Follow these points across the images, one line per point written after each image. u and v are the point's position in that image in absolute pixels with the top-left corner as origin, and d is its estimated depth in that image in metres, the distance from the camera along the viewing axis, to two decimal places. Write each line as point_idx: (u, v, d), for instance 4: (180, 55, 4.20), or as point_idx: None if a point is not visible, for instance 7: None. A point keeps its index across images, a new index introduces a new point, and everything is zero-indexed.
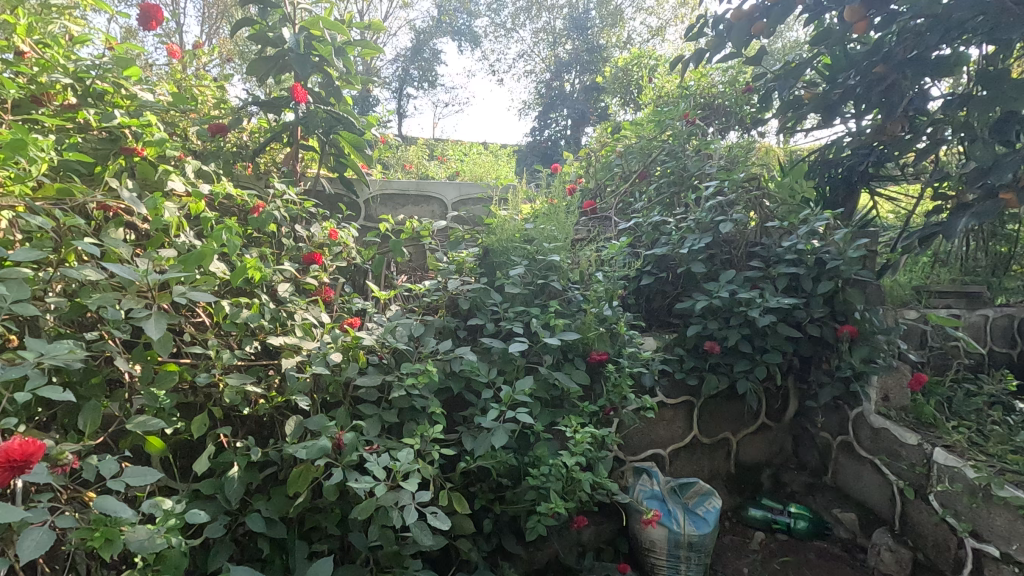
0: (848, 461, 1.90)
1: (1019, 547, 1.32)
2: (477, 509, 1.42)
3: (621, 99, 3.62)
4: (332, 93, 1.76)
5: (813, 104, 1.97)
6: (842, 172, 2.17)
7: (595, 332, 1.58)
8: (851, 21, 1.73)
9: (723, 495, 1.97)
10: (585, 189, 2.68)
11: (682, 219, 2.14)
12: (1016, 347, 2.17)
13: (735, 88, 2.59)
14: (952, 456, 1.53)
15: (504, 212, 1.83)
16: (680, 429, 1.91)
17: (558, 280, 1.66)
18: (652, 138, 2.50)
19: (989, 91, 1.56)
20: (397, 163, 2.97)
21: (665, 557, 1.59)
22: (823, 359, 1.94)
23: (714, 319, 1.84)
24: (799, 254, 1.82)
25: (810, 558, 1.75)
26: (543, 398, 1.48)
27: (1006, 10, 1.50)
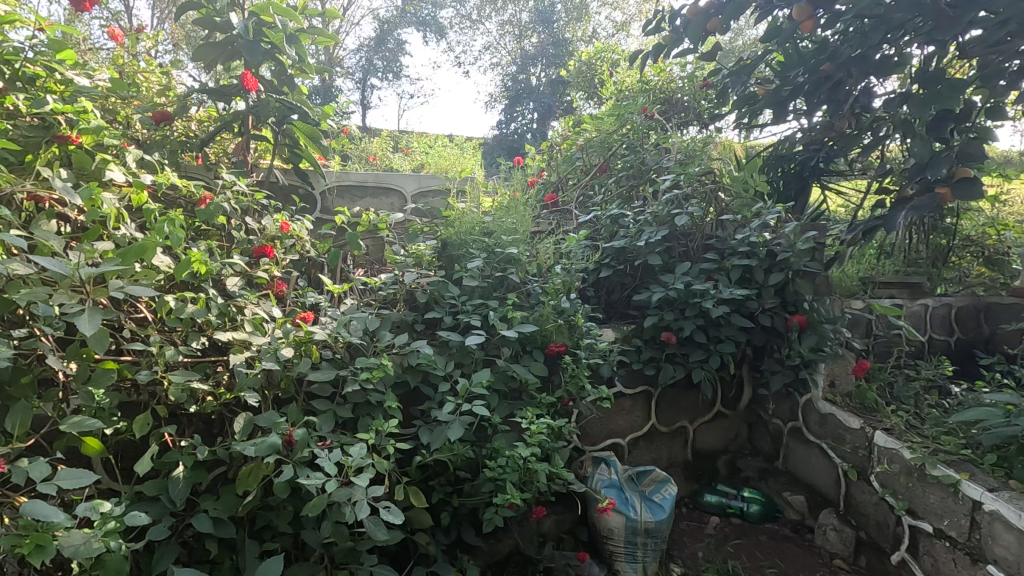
0: (798, 446, 1.97)
1: (950, 522, 1.39)
2: (435, 502, 1.42)
3: (584, 93, 3.64)
4: (286, 82, 1.72)
5: (766, 99, 2.04)
6: (794, 168, 2.24)
7: (552, 324, 1.58)
8: (799, 19, 1.79)
9: (680, 482, 2.03)
10: (547, 182, 2.69)
11: (641, 212, 2.17)
12: (955, 336, 2.25)
13: (694, 83, 2.64)
14: (891, 438, 1.59)
15: (463, 205, 1.83)
16: (638, 419, 1.96)
17: (517, 273, 1.66)
18: (613, 132, 2.53)
19: (927, 90, 1.63)
20: (359, 155, 2.92)
21: (623, 545, 1.62)
22: (774, 349, 2.00)
23: (670, 310, 1.87)
24: (752, 247, 1.88)
25: (761, 540, 1.81)
26: (501, 390, 1.49)
27: (942, 13, 1.52)
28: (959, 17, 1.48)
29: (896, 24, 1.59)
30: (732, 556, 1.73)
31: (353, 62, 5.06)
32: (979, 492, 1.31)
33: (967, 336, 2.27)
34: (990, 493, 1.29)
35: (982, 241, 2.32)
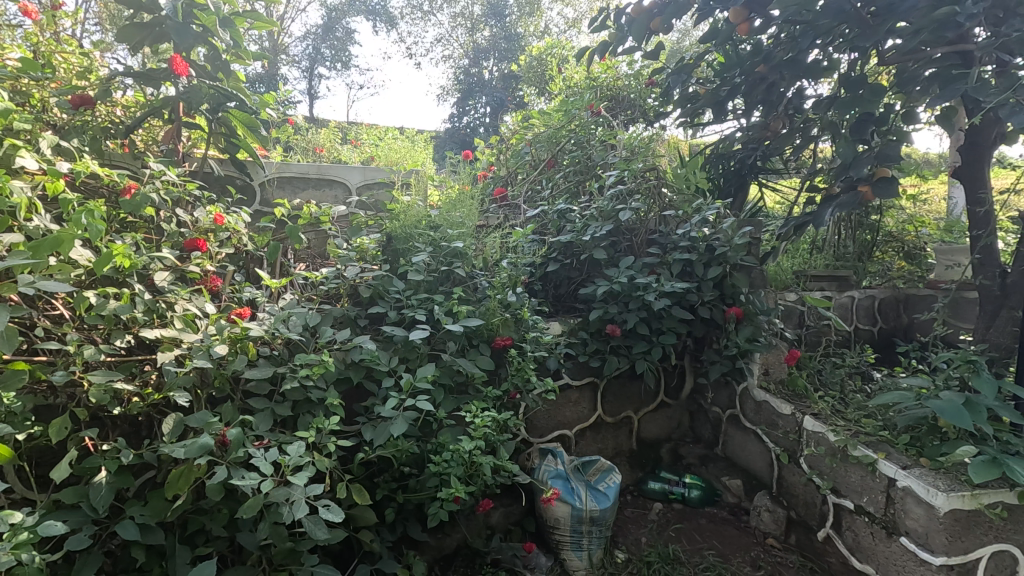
0: (736, 433, 2.06)
1: (868, 499, 1.49)
2: (380, 499, 1.40)
3: (535, 88, 3.67)
4: (220, 67, 1.64)
5: (706, 100, 2.14)
6: (734, 165, 2.33)
7: (499, 318, 1.59)
8: (736, 22, 1.85)
9: (625, 471, 2.08)
10: (496, 177, 2.69)
11: (587, 208, 2.21)
12: (877, 325, 2.40)
13: (639, 81, 2.70)
14: (818, 422, 1.68)
15: (408, 198, 1.80)
16: (585, 410, 2.00)
17: (463, 267, 1.66)
18: (561, 127, 2.55)
19: (850, 93, 1.72)
20: (304, 147, 2.83)
21: (568, 534, 1.65)
22: (713, 340, 2.08)
23: (614, 304, 1.91)
24: (692, 242, 1.94)
25: (701, 523, 1.89)
26: (446, 384, 1.48)
27: (864, 21, 1.60)
28: (879, 25, 1.56)
29: (822, 30, 1.67)
30: (673, 540, 1.79)
31: (298, 49, 4.87)
32: (893, 470, 1.41)
33: (888, 325, 2.43)
34: (904, 470, 1.39)
35: (901, 236, 2.49)
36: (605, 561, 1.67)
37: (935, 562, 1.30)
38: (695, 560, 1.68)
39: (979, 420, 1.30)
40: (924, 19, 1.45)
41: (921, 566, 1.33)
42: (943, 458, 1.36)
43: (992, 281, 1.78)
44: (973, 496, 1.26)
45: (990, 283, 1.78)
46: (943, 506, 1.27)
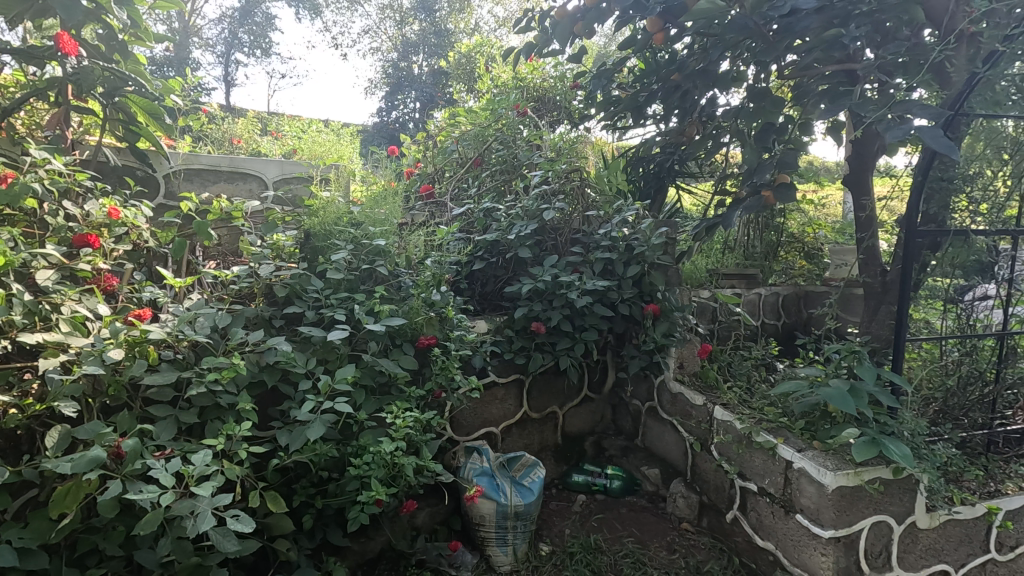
0: (654, 424, 2.15)
1: (769, 480, 1.60)
2: (298, 506, 1.35)
3: (464, 84, 3.65)
4: (117, 49, 1.53)
5: (625, 105, 2.22)
6: (654, 169, 2.45)
7: (422, 317, 1.58)
8: (652, 31, 1.92)
9: (551, 465, 2.13)
10: (423, 174, 2.66)
11: (513, 207, 2.23)
12: (781, 320, 2.57)
13: (563, 84, 2.76)
14: (727, 411, 1.79)
15: (328, 194, 1.74)
16: (511, 407, 2.03)
17: (385, 266, 1.62)
18: (487, 126, 2.55)
19: (757, 104, 1.84)
20: (220, 137, 2.65)
21: (493, 530, 1.67)
22: (633, 336, 2.16)
23: (539, 301, 1.94)
24: (613, 241, 2.01)
25: (622, 512, 1.96)
26: (367, 385, 1.45)
27: (765, 38, 1.71)
28: (779, 42, 1.67)
29: (730, 44, 1.77)
30: (595, 530, 1.86)
31: (212, 32, 4.59)
32: (790, 454, 1.53)
33: (790, 319, 2.60)
34: (799, 452, 1.51)
35: (802, 238, 2.69)
36: (530, 555, 1.71)
37: (824, 536, 1.42)
38: (615, 548, 1.75)
39: (861, 405, 1.43)
40: (816, 39, 1.58)
41: (814, 539, 1.46)
42: (831, 440, 1.49)
43: (874, 278, 1.98)
44: (856, 473, 1.39)
45: (873, 281, 1.98)
46: (832, 483, 1.39)
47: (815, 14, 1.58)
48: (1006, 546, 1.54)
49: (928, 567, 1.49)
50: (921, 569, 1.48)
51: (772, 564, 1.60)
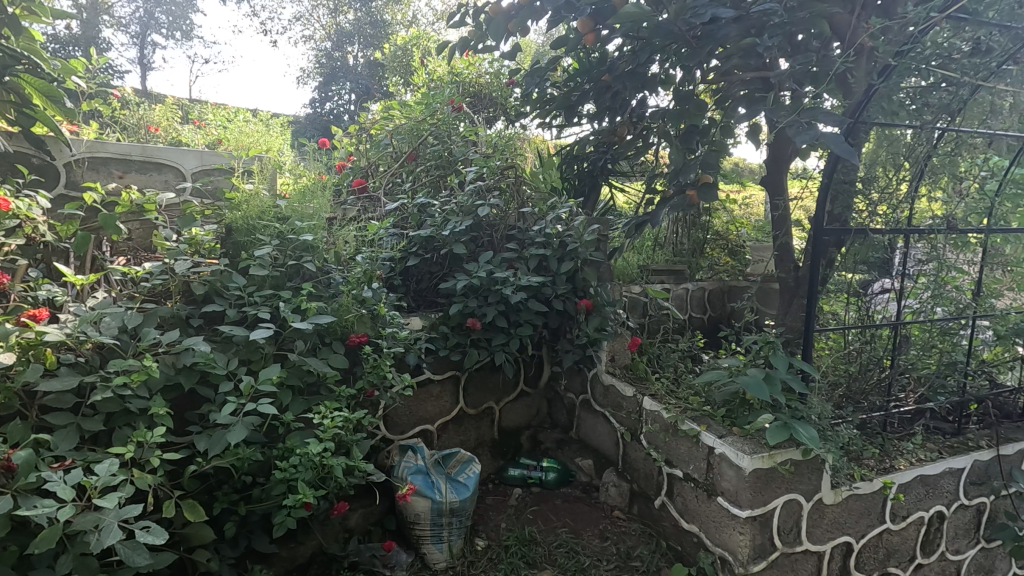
0: (587, 416, 2.21)
1: (693, 466, 1.68)
2: (219, 514, 1.29)
3: (400, 77, 3.59)
4: (7, 24, 1.39)
5: (558, 104, 2.27)
6: (587, 167, 2.50)
7: (353, 314, 1.54)
8: (583, 31, 1.96)
9: (487, 460, 2.15)
10: (355, 167, 2.60)
11: (448, 202, 2.22)
12: (707, 314, 2.70)
13: (499, 80, 2.79)
14: (655, 401, 1.86)
15: (251, 187, 1.66)
16: (447, 404, 2.03)
17: (313, 262, 1.57)
18: (422, 121, 2.53)
19: (681, 106, 1.94)
20: (136, 124, 2.47)
21: (428, 527, 1.66)
22: (567, 330, 2.20)
23: (474, 298, 1.94)
24: (547, 238, 2.04)
25: (556, 504, 2.00)
26: (294, 386, 1.40)
27: (689, 42, 1.78)
28: (702, 47, 1.75)
29: (657, 48, 1.84)
30: (530, 522, 1.89)
31: (126, 11, 4.27)
32: (712, 440, 1.61)
33: (715, 313, 2.73)
34: (720, 438, 1.59)
35: (726, 236, 2.81)
36: (465, 550, 1.72)
37: (742, 515, 1.51)
38: (549, 538, 1.79)
39: (774, 392, 1.54)
40: (734, 47, 1.68)
41: (732, 520, 1.54)
42: (748, 425, 1.59)
43: (787, 273, 2.12)
44: (769, 456, 1.49)
45: (786, 276, 2.12)
46: (748, 466, 1.48)
47: (733, 23, 1.67)
48: (899, 516, 1.70)
49: (834, 539, 1.62)
50: (827, 542, 1.61)
51: (696, 545, 1.68)
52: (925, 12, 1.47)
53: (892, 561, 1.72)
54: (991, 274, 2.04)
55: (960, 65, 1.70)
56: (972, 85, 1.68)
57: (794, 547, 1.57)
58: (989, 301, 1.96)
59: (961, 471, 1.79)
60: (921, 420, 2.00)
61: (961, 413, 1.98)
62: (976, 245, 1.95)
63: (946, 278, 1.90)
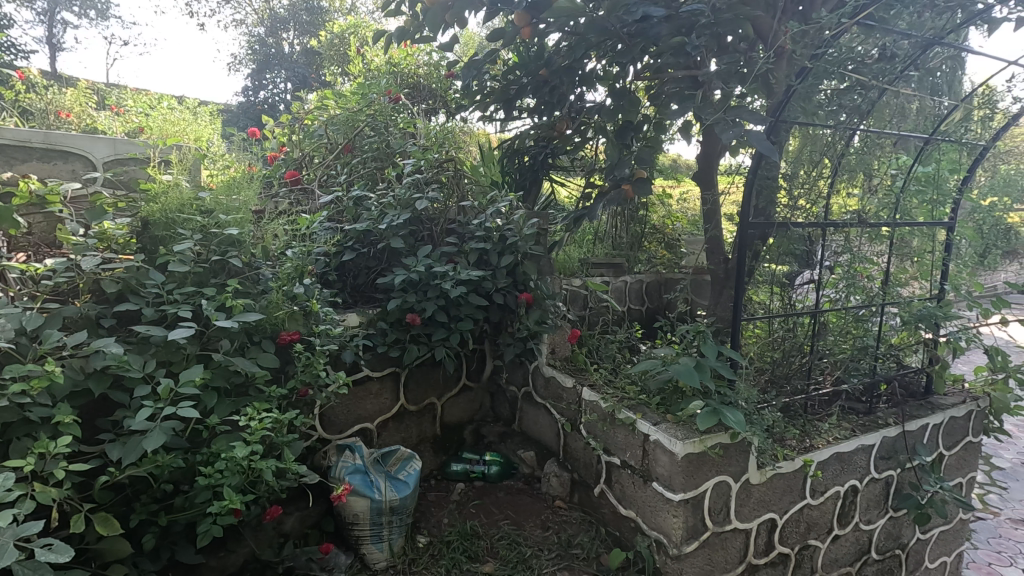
0: (529, 409, 2.23)
1: (630, 453, 1.73)
2: (137, 526, 1.21)
3: (336, 66, 3.49)
4: None
5: (496, 97, 2.28)
6: (529, 161, 2.49)
7: (283, 311, 1.48)
8: (519, 25, 1.96)
9: (429, 456, 2.13)
10: (288, 159, 2.49)
11: (385, 196, 2.17)
12: (645, 305, 2.74)
13: (439, 72, 2.76)
14: (593, 392, 1.90)
15: (169, 177, 1.55)
16: (386, 401, 1.99)
17: (240, 257, 1.49)
18: (357, 112, 2.46)
19: (616, 102, 1.99)
20: (42, 109, 2.27)
21: (368, 527, 1.63)
22: (508, 324, 2.21)
23: (412, 293, 1.90)
24: (487, 231, 2.04)
25: (499, 497, 2.01)
26: (220, 387, 1.33)
27: (623, 37, 1.80)
28: (636, 44, 1.78)
29: (592, 43, 1.87)
30: (472, 517, 1.89)
31: None
32: (647, 427, 1.66)
33: (652, 305, 2.77)
34: (654, 425, 1.64)
35: (662, 229, 2.90)
36: (406, 548, 1.70)
37: (675, 499, 1.57)
38: (491, 532, 1.80)
39: (705, 378, 1.60)
40: (665, 45, 1.73)
41: (667, 503, 1.60)
42: (681, 412, 1.65)
43: (718, 265, 2.21)
44: (700, 441, 1.55)
45: (717, 268, 2.21)
46: (681, 451, 1.53)
47: (664, 22, 1.72)
48: (818, 492, 1.82)
49: (759, 517, 1.71)
50: (754, 520, 1.70)
51: (633, 530, 1.73)
52: (837, 17, 1.54)
53: (812, 534, 1.84)
54: (898, 264, 2.21)
55: (871, 70, 1.81)
56: (880, 88, 1.82)
57: (723, 526, 1.64)
58: (896, 290, 2.11)
59: (872, 447, 1.93)
60: (837, 401, 2.14)
61: (872, 393, 2.13)
62: (886, 238, 2.10)
63: (859, 269, 2.04)
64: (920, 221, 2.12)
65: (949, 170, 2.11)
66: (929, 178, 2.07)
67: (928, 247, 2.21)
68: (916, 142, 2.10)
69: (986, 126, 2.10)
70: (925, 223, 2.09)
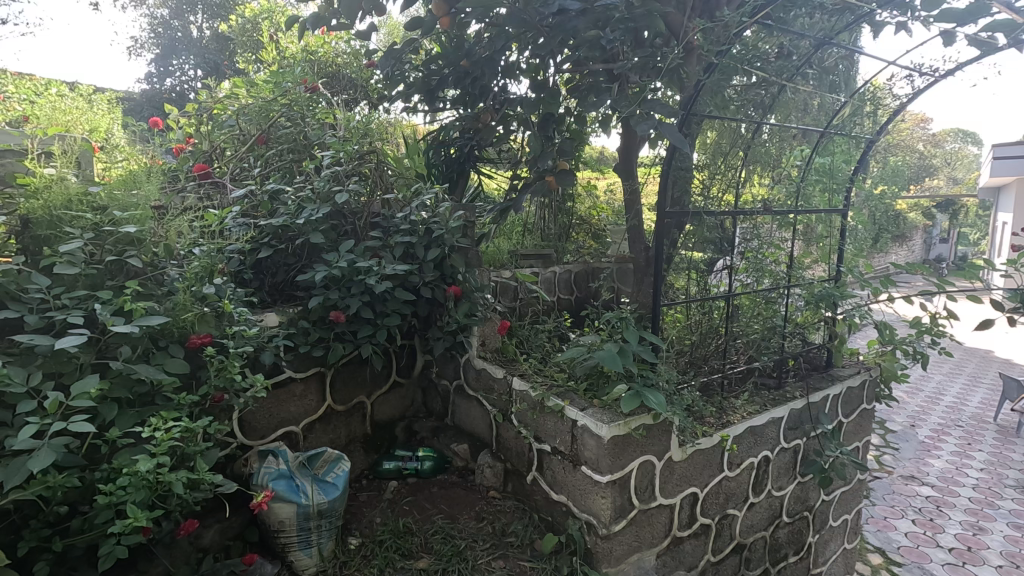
0: (461, 402, 2.22)
1: (559, 439, 1.77)
2: (28, 554, 1.11)
3: (249, 53, 3.31)
4: None
5: (417, 86, 2.24)
6: (455, 154, 2.47)
7: (191, 313, 1.39)
8: (437, 14, 1.94)
9: (360, 456, 2.09)
10: (196, 151, 2.32)
11: (303, 189, 2.08)
12: (574, 294, 2.80)
13: (359, 61, 2.69)
14: (523, 381, 1.92)
15: (52, 170, 1.41)
16: (311, 402, 1.92)
17: (139, 256, 1.38)
18: (271, 102, 2.33)
19: (538, 94, 2.00)
20: None
21: (295, 533, 1.58)
22: (438, 318, 2.19)
23: (335, 289, 1.84)
24: (412, 225, 2.01)
25: (432, 492, 2.00)
26: (121, 398, 1.23)
27: (541, 28, 1.82)
28: (555, 35, 1.80)
29: (511, 36, 1.87)
30: (405, 514, 1.87)
31: None
32: (575, 413, 1.70)
33: (581, 293, 2.84)
34: (582, 411, 1.69)
35: (589, 221, 2.97)
36: (337, 551, 1.66)
37: (603, 481, 1.62)
38: (424, 527, 1.79)
39: (627, 363, 1.66)
40: (582, 38, 1.77)
41: (595, 485, 1.65)
42: (606, 396, 1.70)
43: (639, 254, 2.30)
44: (625, 423, 1.61)
45: (638, 256, 2.30)
46: (607, 434, 1.59)
47: (581, 15, 1.75)
48: (734, 464, 1.94)
49: (682, 491, 1.80)
50: (677, 494, 1.79)
51: (565, 514, 1.77)
52: (738, 16, 1.63)
53: (730, 504, 1.97)
54: (803, 248, 2.38)
55: (771, 67, 1.96)
56: (778, 85, 1.97)
57: (649, 503, 1.72)
58: (799, 273, 2.28)
59: (781, 419, 2.08)
60: (751, 378, 2.28)
61: (781, 369, 2.29)
62: (790, 225, 2.26)
63: (766, 254, 2.18)
64: (820, 207, 2.29)
65: (843, 161, 2.29)
66: (826, 168, 2.24)
67: (827, 232, 2.39)
68: (814, 135, 2.27)
69: (873, 120, 2.29)
70: (823, 211, 2.26)
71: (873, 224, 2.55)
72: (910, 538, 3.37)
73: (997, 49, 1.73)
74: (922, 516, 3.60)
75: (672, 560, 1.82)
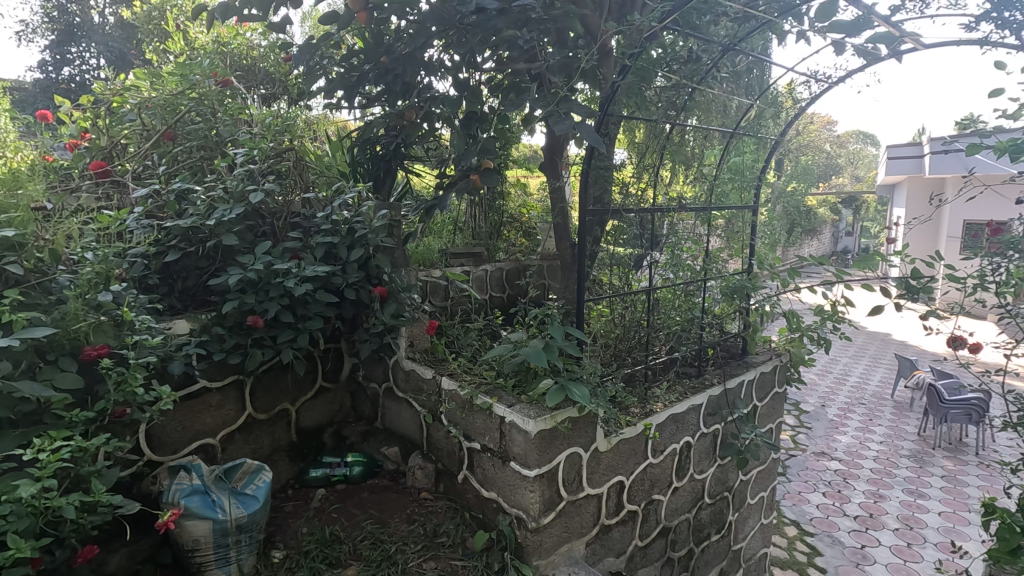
0: (391, 404, 2.19)
1: (489, 437, 1.78)
2: None
3: (156, 42, 3.11)
4: None
5: (337, 82, 2.16)
6: (380, 152, 2.41)
7: (84, 323, 1.28)
8: (354, 9, 1.88)
9: (285, 465, 2.01)
10: (93, 147, 2.13)
11: (215, 188, 1.97)
12: (506, 291, 2.81)
13: (276, 54, 2.57)
14: (452, 380, 1.91)
15: None
16: (228, 412, 1.83)
17: (20, 262, 1.26)
18: (178, 95, 2.19)
19: (461, 92, 1.99)
20: None
21: (212, 551, 1.50)
22: (364, 319, 2.13)
23: (252, 293, 1.75)
24: (334, 225, 1.94)
25: (362, 497, 1.96)
26: (2, 418, 1.13)
27: (460, 26, 1.81)
28: (475, 34, 1.79)
29: (431, 33, 1.85)
30: (334, 522, 1.82)
31: None
32: (503, 410, 1.71)
33: (512, 291, 2.85)
34: (509, 407, 1.70)
35: (519, 219, 2.99)
36: (260, 566, 1.59)
37: (530, 475, 1.64)
38: (353, 534, 1.75)
39: (552, 358, 1.68)
40: (501, 38, 1.77)
41: (524, 480, 1.67)
42: (533, 392, 1.73)
43: (565, 252, 2.35)
44: (551, 416, 1.64)
45: (564, 254, 2.34)
46: (533, 429, 1.61)
47: (499, 14, 1.76)
48: (658, 451, 2.02)
49: (609, 480, 1.86)
50: (604, 483, 1.84)
51: (496, 510, 1.78)
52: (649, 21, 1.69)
53: (655, 489, 2.05)
54: (720, 242, 2.50)
55: (682, 70, 2.04)
56: (691, 87, 2.06)
57: (577, 494, 1.76)
58: (716, 267, 2.40)
59: (700, 406, 2.18)
60: (673, 367, 2.38)
61: (700, 359, 2.40)
62: (707, 221, 2.37)
63: (683, 249, 2.28)
64: (733, 205, 2.42)
65: (752, 160, 2.42)
66: (738, 167, 2.37)
67: (742, 228, 2.52)
68: (726, 135, 2.39)
69: (778, 121, 2.43)
70: (737, 207, 2.39)
71: (785, 220, 2.71)
72: (821, 509, 3.64)
73: (880, 60, 1.88)
74: (831, 488, 3.91)
75: (601, 548, 1.87)
